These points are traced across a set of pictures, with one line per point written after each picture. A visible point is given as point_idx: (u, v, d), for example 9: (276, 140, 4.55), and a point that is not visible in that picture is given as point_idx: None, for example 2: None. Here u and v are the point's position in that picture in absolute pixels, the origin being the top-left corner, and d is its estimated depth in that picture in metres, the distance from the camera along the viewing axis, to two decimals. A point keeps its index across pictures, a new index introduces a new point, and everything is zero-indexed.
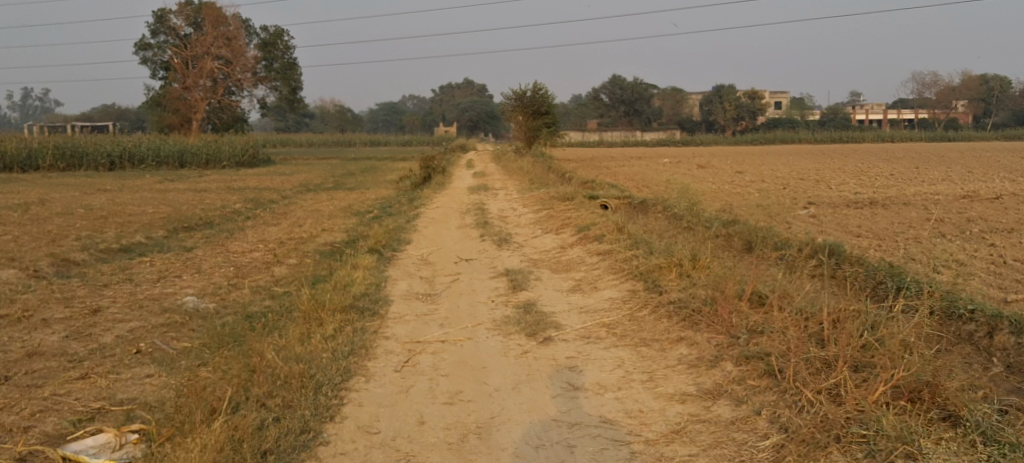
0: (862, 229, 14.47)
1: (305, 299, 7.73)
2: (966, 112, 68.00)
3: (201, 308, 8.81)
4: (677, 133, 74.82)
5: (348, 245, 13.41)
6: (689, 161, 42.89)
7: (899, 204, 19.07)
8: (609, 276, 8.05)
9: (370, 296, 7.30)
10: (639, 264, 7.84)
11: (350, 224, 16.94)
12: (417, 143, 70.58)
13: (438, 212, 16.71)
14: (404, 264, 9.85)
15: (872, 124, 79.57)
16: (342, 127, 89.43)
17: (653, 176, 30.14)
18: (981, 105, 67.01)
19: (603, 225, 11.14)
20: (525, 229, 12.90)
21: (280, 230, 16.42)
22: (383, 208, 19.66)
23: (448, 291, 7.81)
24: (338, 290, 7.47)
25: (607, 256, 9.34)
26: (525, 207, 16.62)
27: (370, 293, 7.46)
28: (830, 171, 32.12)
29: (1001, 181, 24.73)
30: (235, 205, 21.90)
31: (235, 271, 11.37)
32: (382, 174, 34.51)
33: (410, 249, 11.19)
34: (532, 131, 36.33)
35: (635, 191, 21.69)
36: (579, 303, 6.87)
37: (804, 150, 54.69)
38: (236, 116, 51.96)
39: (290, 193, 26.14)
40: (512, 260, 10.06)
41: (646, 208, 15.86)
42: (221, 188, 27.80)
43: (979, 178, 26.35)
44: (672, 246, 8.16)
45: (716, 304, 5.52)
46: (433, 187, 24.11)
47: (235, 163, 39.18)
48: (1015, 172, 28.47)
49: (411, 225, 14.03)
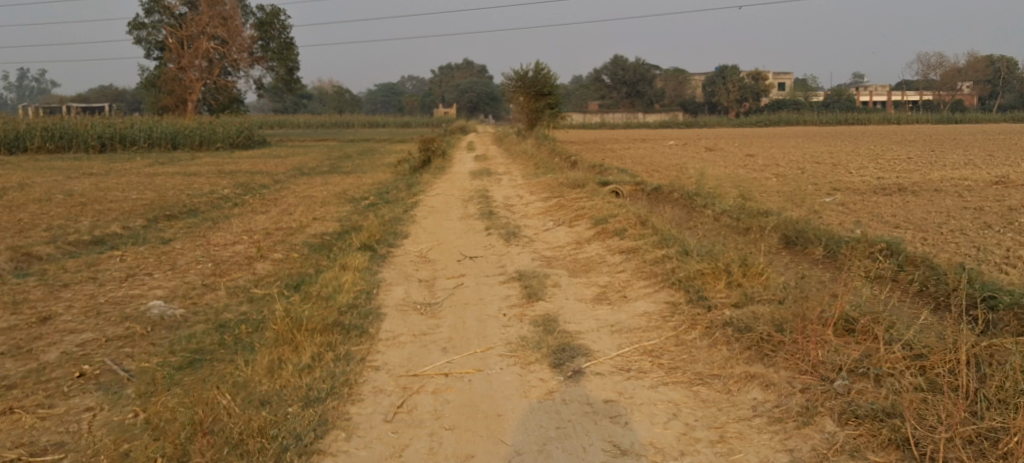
0: (897, 219, 13.30)
1: (286, 312, 6.61)
2: (972, 93, 66.63)
3: (168, 315, 7.68)
4: (681, 116, 73.39)
5: (340, 238, 12.25)
6: (695, 144, 41.50)
7: (927, 190, 17.89)
8: (637, 281, 6.92)
9: (360, 308, 6.18)
10: (674, 268, 6.74)
11: (345, 212, 15.76)
12: (416, 125, 69.28)
13: (438, 200, 15.52)
14: (401, 264, 8.70)
15: (876, 106, 78.14)
16: (340, 108, 87.91)
17: (661, 160, 28.91)
18: (988, 86, 65.59)
19: (623, 218, 9.97)
20: (534, 221, 11.71)
21: (268, 219, 15.28)
22: (381, 194, 18.53)
23: (452, 300, 6.69)
24: (321, 302, 6.35)
25: (631, 256, 8.18)
26: (532, 194, 15.49)
27: (359, 304, 6.31)
28: (844, 154, 30.84)
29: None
30: (224, 190, 20.71)
31: (214, 268, 10.22)
32: (381, 157, 33.27)
33: (408, 244, 10.02)
34: (534, 112, 35.06)
35: (645, 177, 20.52)
36: (609, 318, 5.73)
37: (810, 132, 53.36)
38: (231, 97, 50.60)
39: (284, 177, 24.96)
40: (523, 259, 8.91)
41: (663, 198, 14.71)
42: (212, 172, 26.58)
43: (1003, 162, 25.09)
44: (710, 247, 7.07)
45: (793, 328, 4.51)
46: (433, 172, 22.97)
47: (229, 145, 37.83)
48: None
49: (409, 215, 12.88)
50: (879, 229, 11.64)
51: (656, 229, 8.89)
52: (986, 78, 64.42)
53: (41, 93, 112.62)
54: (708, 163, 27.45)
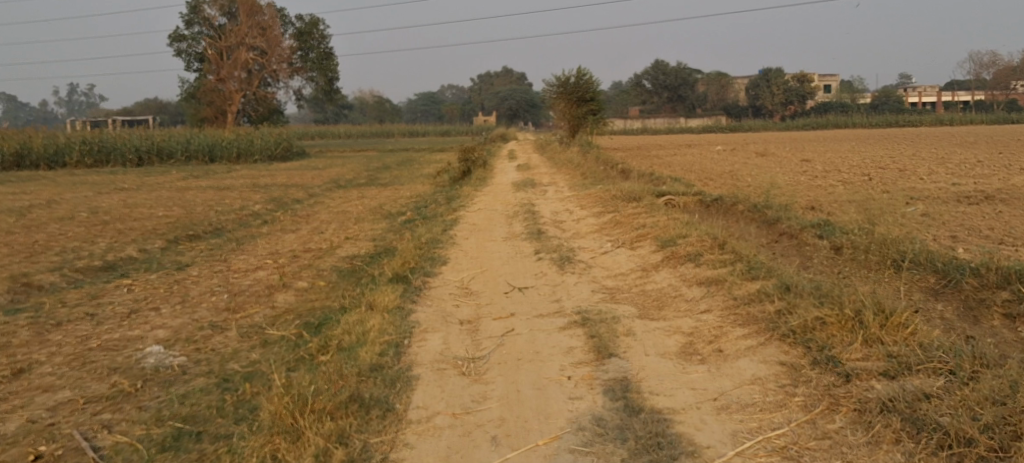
0: (997, 231, 11.72)
1: (297, 373, 5.38)
2: None
3: (164, 368, 6.52)
4: (724, 120, 71.30)
5: (372, 262, 11.10)
6: (745, 149, 39.70)
7: (1015, 196, 16.15)
8: (728, 326, 5.54)
9: (384, 369, 4.91)
10: (781, 311, 5.34)
11: (380, 230, 14.59)
12: (455, 133, 68.40)
13: (480, 216, 14.30)
14: (438, 301, 7.42)
15: (926, 107, 75.18)
16: (380, 117, 87.44)
17: (713, 167, 27.44)
18: None
19: (695, 239, 8.59)
20: (588, 241, 10.36)
21: (297, 239, 14.21)
22: (418, 209, 17.42)
23: (500, 353, 5.40)
24: (339, 362, 5.11)
25: (714, 289, 6.78)
26: (581, 208, 14.21)
27: (386, 363, 5.05)
28: (906, 158, 28.96)
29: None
30: (254, 205, 19.74)
31: (229, 303, 9.07)
32: (419, 168, 32.20)
33: (447, 273, 8.76)
34: (576, 119, 33.67)
35: (700, 186, 19.08)
36: (707, 386, 4.34)
37: (860, 135, 51.14)
38: (271, 108, 50.11)
39: (319, 190, 24.02)
40: (581, 293, 7.57)
41: (727, 212, 13.32)
42: (246, 186, 25.73)
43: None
44: (824, 284, 5.67)
45: (1013, 435, 3.22)
46: (473, 184, 21.81)
47: (267, 157, 37.08)
48: None
49: (449, 234, 11.65)
50: (987, 246, 10.06)
51: (741, 254, 7.47)
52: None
53: (93, 107, 114.58)
54: (763, 170, 25.78)
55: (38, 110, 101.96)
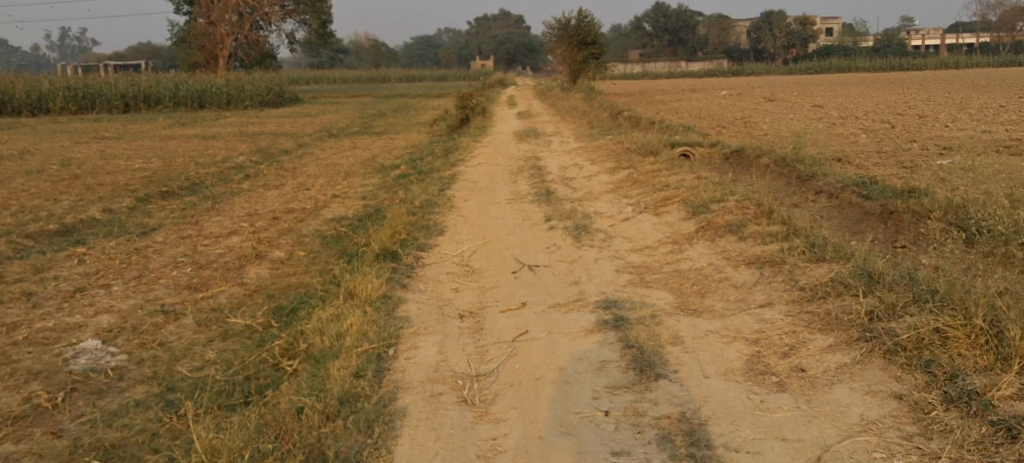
0: None
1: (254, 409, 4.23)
2: None
3: (97, 369, 5.35)
4: (726, 63, 69.25)
5: (360, 226, 9.93)
6: (752, 94, 38.01)
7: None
8: (799, 328, 4.30)
9: (358, 412, 3.75)
10: (875, 313, 4.06)
11: (371, 187, 13.31)
12: (451, 79, 66.42)
13: (480, 172, 13.11)
14: (433, 286, 6.25)
15: (932, 49, 72.93)
16: (374, 61, 85.02)
17: (723, 113, 26.14)
18: None
19: (732, 205, 7.40)
20: (604, 204, 9.16)
21: (281, 197, 12.99)
22: (413, 162, 16.20)
23: (511, 373, 4.21)
24: (302, 397, 3.94)
25: (767, 271, 5.57)
26: (590, 163, 13.04)
27: (363, 403, 3.88)
28: (923, 102, 27.59)
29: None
30: (238, 157, 18.36)
31: (192, 280, 7.85)
32: (416, 115, 30.71)
33: (442, 245, 7.58)
34: (577, 64, 31.98)
35: (714, 135, 17.84)
36: (802, 436, 3.16)
37: (868, 79, 49.48)
38: (263, 53, 48.10)
39: (308, 139, 22.69)
40: (602, 275, 6.40)
41: (751, 165, 12.14)
42: (233, 134, 24.34)
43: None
44: (923, 276, 4.40)
45: None
46: (471, 133, 20.55)
47: (258, 103, 35.44)
48: None
49: (446, 194, 10.46)
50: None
51: (795, 227, 6.22)
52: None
53: (82, 51, 111.56)
54: (776, 116, 24.35)
55: (28, 54, 99.40)
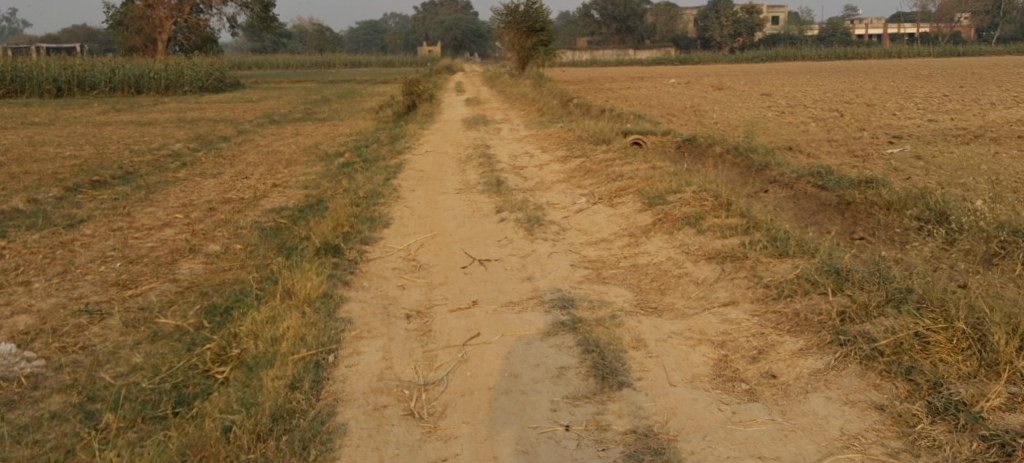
0: (998, 169, 10.58)
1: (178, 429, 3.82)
2: (970, 25, 63.23)
3: (7, 379, 4.84)
4: (673, 51, 69.62)
5: (302, 218, 9.47)
6: (700, 82, 38.15)
7: (997, 128, 15.05)
8: (767, 330, 4.06)
9: (294, 432, 3.39)
10: (848, 315, 3.87)
11: (314, 176, 12.79)
12: (398, 65, 65.41)
13: (428, 160, 12.72)
14: (378, 283, 5.90)
15: (873, 39, 74.40)
16: (320, 46, 83.26)
17: (672, 102, 26.13)
18: (986, 17, 61.52)
19: (688, 196, 7.19)
20: (556, 194, 8.90)
21: (220, 186, 12.40)
22: (358, 149, 15.71)
23: (465, 381, 3.89)
24: (231, 415, 3.55)
25: (729, 267, 5.35)
26: (541, 151, 12.76)
27: (297, 420, 3.50)
28: (867, 90, 27.98)
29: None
30: (175, 144, 17.57)
31: (120, 276, 7.30)
32: (362, 101, 30.02)
33: (388, 238, 7.21)
34: (525, 51, 31.62)
35: (665, 124, 17.75)
36: (780, 453, 2.93)
37: (812, 67, 50.18)
38: (204, 37, 46.57)
39: (250, 126, 21.93)
40: (557, 270, 6.11)
41: (704, 154, 12.03)
42: (171, 121, 23.40)
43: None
44: (894, 274, 4.21)
45: None
46: (419, 120, 20.08)
47: (199, 88, 34.24)
48: None
49: (393, 184, 10.06)
50: (998, 190, 8.90)
51: (754, 219, 6.03)
52: (987, 9, 60.21)
53: (11, 34, 106.76)
54: (725, 105, 24.39)
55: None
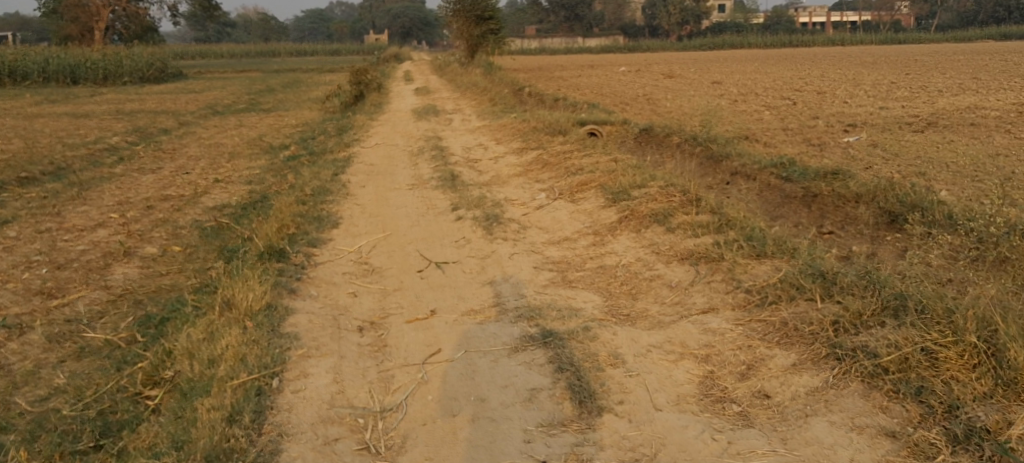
0: (954, 156, 10.54)
1: None
2: (909, 13, 64.50)
3: None
4: (622, 39, 69.60)
5: (246, 216, 8.90)
6: (649, 70, 38.11)
7: (947, 115, 15.15)
8: (752, 341, 3.77)
9: None
10: (841, 325, 3.60)
11: (259, 171, 12.15)
12: (345, 53, 64.08)
13: (378, 153, 12.22)
14: (328, 291, 5.44)
15: (817, 27, 75.50)
16: (265, 35, 81.15)
17: (624, 90, 25.96)
18: (924, 6, 62.80)
19: (654, 192, 6.89)
20: (514, 189, 8.52)
21: (158, 182, 11.68)
22: (305, 142, 15.06)
23: (427, 405, 3.50)
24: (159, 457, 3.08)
25: (704, 269, 5.05)
26: (496, 143, 12.36)
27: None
28: (814, 78, 28.21)
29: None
30: (111, 137, 16.61)
31: (45, 283, 6.58)
32: (308, 91, 29.13)
33: (338, 240, 6.73)
34: (474, 39, 31.08)
35: (619, 113, 17.48)
36: None
37: (759, 55, 50.64)
38: (143, 26, 44.76)
39: (191, 117, 20.98)
40: (519, 273, 5.73)
41: (662, 144, 11.78)
42: (107, 112, 22.26)
43: (998, 77, 22.48)
44: (883, 278, 3.98)
45: None
46: (368, 110, 19.45)
47: (139, 79, 32.80)
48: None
49: (342, 179, 9.55)
50: (958, 178, 8.79)
51: (727, 217, 5.78)
52: None
53: None
54: (677, 93, 24.29)
55: None
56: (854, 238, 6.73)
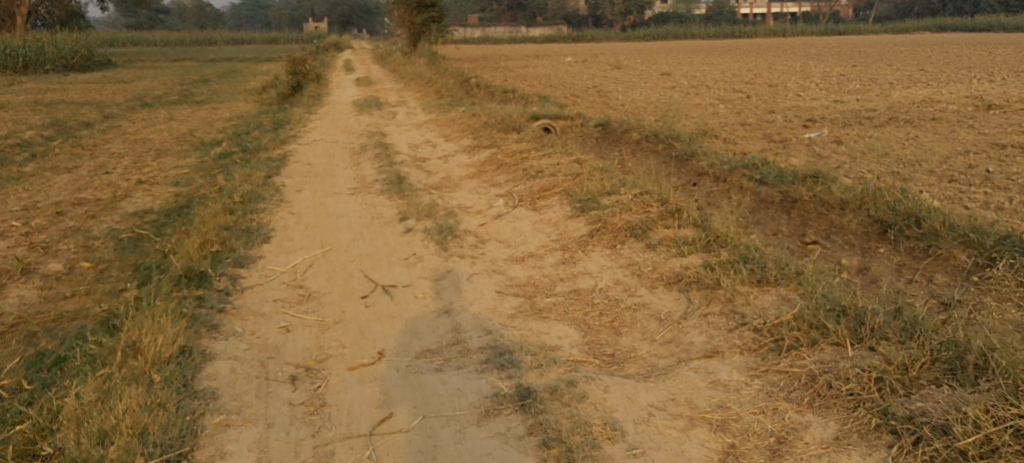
0: (923, 154, 10.12)
1: None
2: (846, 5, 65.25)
3: None
4: (567, 29, 69.00)
5: (167, 225, 7.94)
6: (597, 61, 37.62)
7: (905, 109, 14.84)
8: (777, 402, 3.18)
9: None
10: (887, 383, 3.11)
11: (186, 170, 11.13)
12: (284, 42, 62.15)
13: (317, 150, 11.31)
14: (255, 324, 4.55)
15: (758, 18, 76.05)
16: (201, 23, 78.44)
17: (573, 81, 25.36)
18: None
19: (626, 202, 6.20)
20: (467, 194, 7.75)
21: (72, 183, 10.55)
22: (239, 137, 14.00)
23: None
24: None
25: (697, 298, 4.45)
26: (444, 139, 11.57)
27: None
28: (763, 70, 28.03)
29: (975, 72, 20.94)
30: (25, 131, 15.22)
31: None
32: (244, 81, 27.72)
33: (270, 257, 5.85)
34: (417, 28, 30.01)
35: (571, 106, 16.85)
36: None
37: (704, 46, 50.58)
38: (70, 12, 42.41)
39: (116, 109, 19.60)
40: (481, 299, 4.95)
41: (620, 140, 11.13)
42: (25, 103, 20.66)
43: (944, 69, 22.46)
44: (925, 320, 3.48)
45: None
46: (307, 102, 18.40)
47: (62, 67, 30.63)
48: (968, 61, 24.90)
49: (276, 182, 8.65)
50: (937, 178, 8.32)
51: (715, 232, 5.19)
52: None
53: None
54: (627, 85, 23.82)
55: None
56: (843, 250, 6.17)
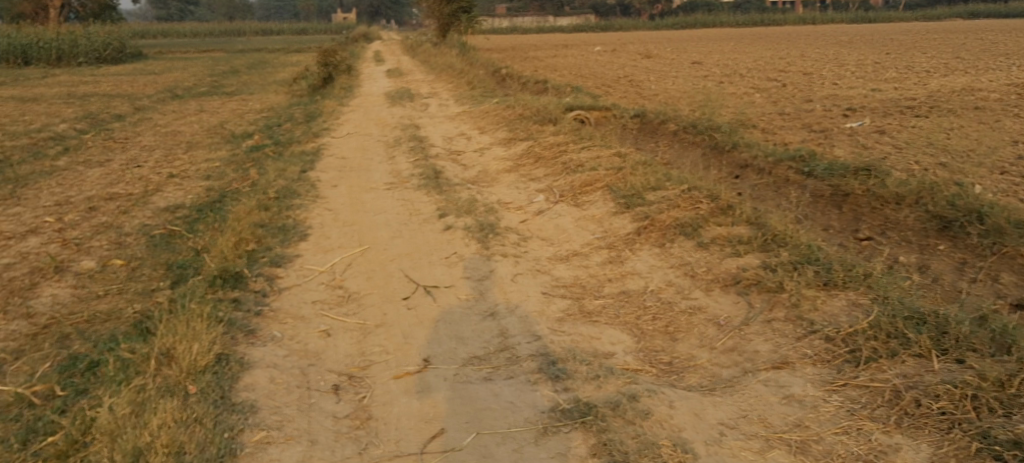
0: (973, 144, 9.73)
1: None
2: None
3: None
4: (593, 18, 68.31)
5: (201, 221, 7.84)
6: (625, 49, 37.18)
7: (948, 98, 14.37)
8: (861, 421, 3.12)
9: None
10: (985, 402, 3.05)
11: (219, 163, 11.07)
12: (312, 32, 62.23)
13: (349, 143, 11.19)
14: (293, 328, 4.38)
15: (788, 6, 74.72)
16: (230, 15, 78.84)
17: (603, 71, 25.03)
18: None
19: (674, 199, 5.95)
20: (506, 189, 7.54)
21: (106, 177, 10.51)
22: (270, 129, 13.93)
23: None
24: None
25: (759, 303, 4.28)
26: (477, 132, 11.38)
27: None
28: (796, 58, 27.46)
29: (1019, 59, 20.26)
30: (59, 124, 15.25)
31: None
32: (274, 73, 27.71)
33: (307, 256, 5.70)
34: (445, 17, 29.80)
35: (603, 97, 16.58)
36: None
37: (734, 34, 49.76)
38: (103, 4, 42.71)
39: (147, 101, 19.61)
40: (528, 301, 4.74)
41: (658, 131, 10.85)
42: (58, 96, 20.75)
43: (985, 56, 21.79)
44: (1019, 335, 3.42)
45: None
46: (337, 94, 18.30)
47: (94, 59, 30.79)
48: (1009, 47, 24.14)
49: (310, 176, 8.52)
50: (992, 170, 7.97)
51: (772, 231, 4.99)
52: None
53: None
54: (658, 74, 23.45)
55: None
56: (901, 248, 5.90)
